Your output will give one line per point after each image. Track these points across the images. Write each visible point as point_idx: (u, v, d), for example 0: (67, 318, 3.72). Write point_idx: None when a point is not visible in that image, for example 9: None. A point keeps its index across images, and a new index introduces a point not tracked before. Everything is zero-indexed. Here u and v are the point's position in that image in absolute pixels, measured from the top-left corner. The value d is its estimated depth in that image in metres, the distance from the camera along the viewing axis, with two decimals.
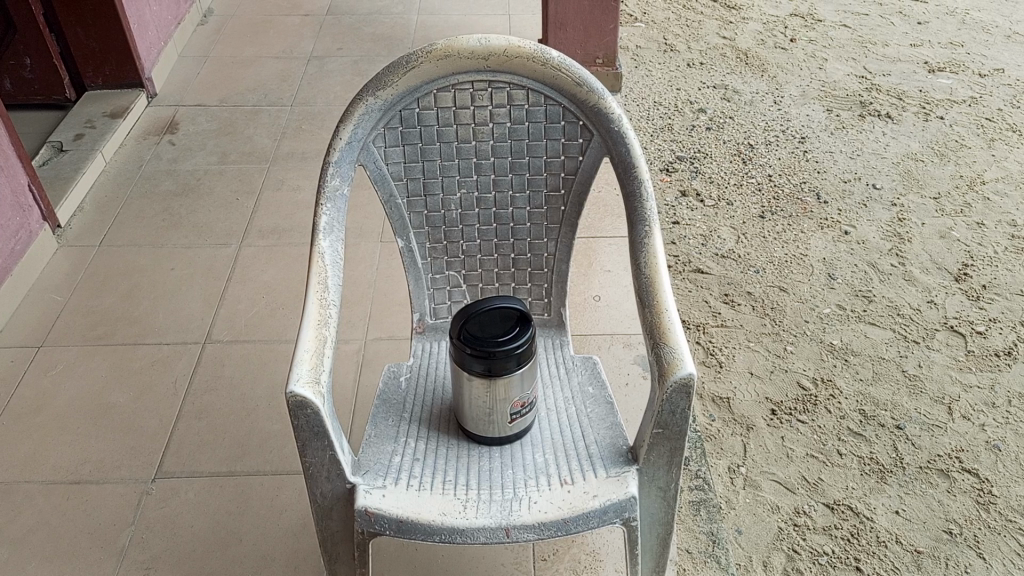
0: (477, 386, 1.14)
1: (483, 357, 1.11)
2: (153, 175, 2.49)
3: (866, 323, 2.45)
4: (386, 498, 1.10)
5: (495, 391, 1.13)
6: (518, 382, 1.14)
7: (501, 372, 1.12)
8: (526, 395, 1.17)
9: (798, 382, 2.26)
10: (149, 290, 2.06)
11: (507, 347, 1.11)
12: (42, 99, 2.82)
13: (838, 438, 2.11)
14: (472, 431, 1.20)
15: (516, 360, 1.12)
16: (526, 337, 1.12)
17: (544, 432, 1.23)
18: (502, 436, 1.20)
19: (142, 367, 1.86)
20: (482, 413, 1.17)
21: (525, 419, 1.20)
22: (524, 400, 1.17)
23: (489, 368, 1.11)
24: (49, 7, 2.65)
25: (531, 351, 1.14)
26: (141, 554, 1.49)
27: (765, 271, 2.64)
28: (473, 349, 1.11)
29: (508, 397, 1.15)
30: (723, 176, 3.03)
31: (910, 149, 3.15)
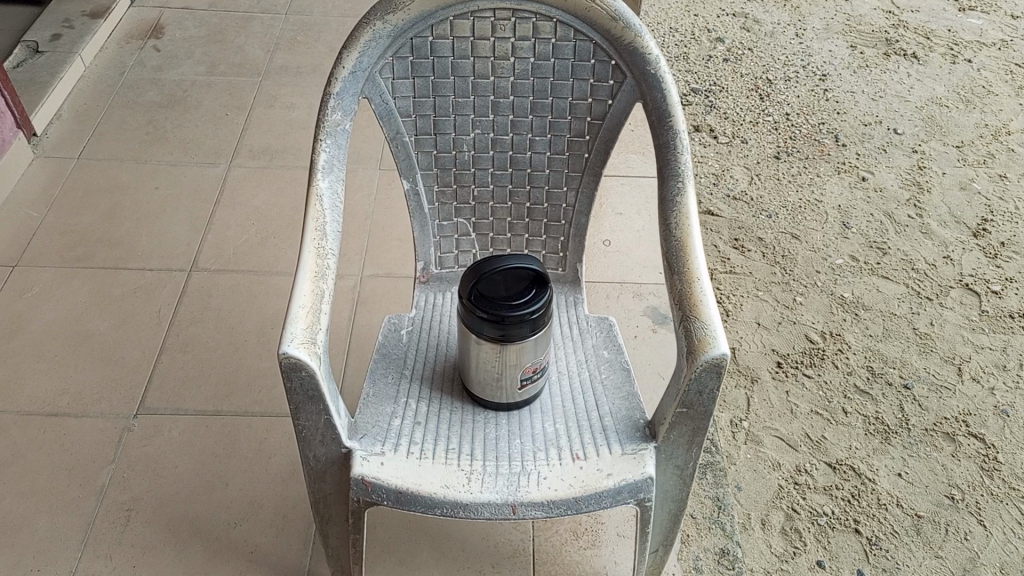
0: (487, 349, 1.04)
1: (499, 322, 1.01)
2: (137, 83, 2.32)
3: (880, 276, 2.38)
4: (385, 467, 1.02)
5: (506, 356, 1.04)
6: (533, 347, 1.05)
7: (516, 338, 1.03)
8: (540, 360, 1.08)
9: (806, 335, 2.20)
10: (131, 211, 1.93)
11: (524, 312, 1.01)
12: None
13: (844, 395, 2.06)
14: (479, 395, 1.11)
15: (532, 325, 1.02)
16: (544, 300, 1.02)
17: (555, 398, 1.14)
18: (509, 401, 1.11)
19: (124, 293, 1.74)
20: (491, 378, 1.08)
21: (534, 384, 1.11)
22: (536, 366, 1.08)
23: (503, 333, 1.02)
24: None
25: (549, 314, 1.04)
26: (121, 495, 1.41)
27: (778, 216, 2.54)
28: (484, 313, 1.01)
29: (520, 361, 1.06)
30: (738, 112, 2.89)
31: (935, 93, 3.00)
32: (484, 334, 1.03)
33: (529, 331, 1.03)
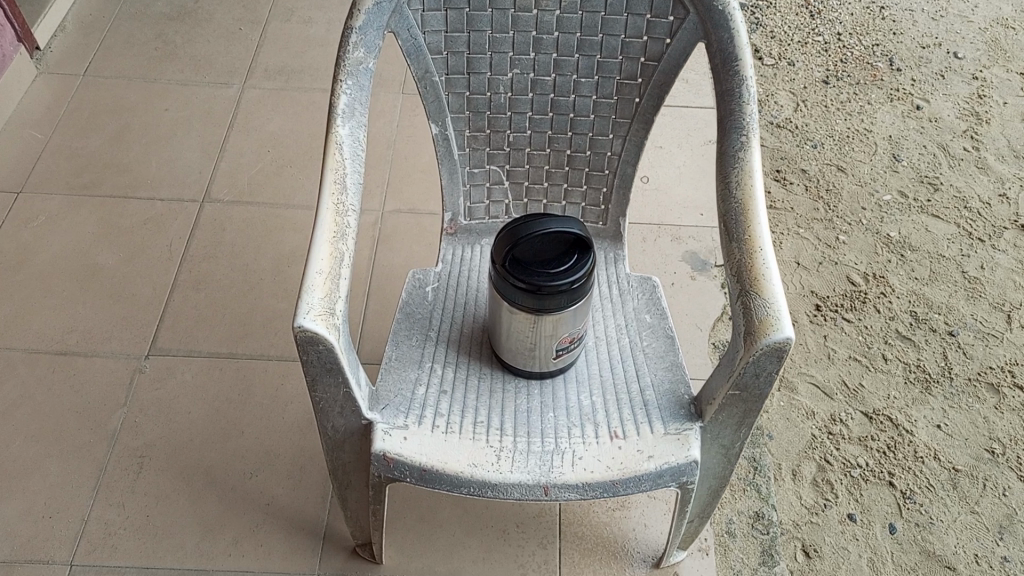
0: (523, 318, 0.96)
1: (537, 291, 0.92)
2: None
3: (929, 214, 2.25)
4: (408, 442, 0.95)
5: (543, 325, 0.96)
6: (573, 317, 0.96)
7: (554, 308, 0.94)
8: (578, 329, 1.00)
9: (848, 276, 2.10)
10: (140, 134, 1.83)
11: (565, 281, 0.92)
12: None
13: (885, 341, 1.97)
14: (510, 363, 1.03)
15: (572, 294, 0.93)
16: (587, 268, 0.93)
17: (593, 367, 1.06)
18: (542, 370, 1.03)
19: (134, 224, 1.66)
20: (525, 347, 0.99)
21: (570, 353, 1.03)
22: (573, 336, 0.99)
23: (542, 303, 0.93)
24: None
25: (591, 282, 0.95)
26: (134, 441, 1.36)
27: (824, 146, 2.39)
28: (522, 279, 0.92)
29: (557, 330, 0.97)
30: (786, 31, 2.69)
31: (1001, 13, 2.77)
32: (521, 302, 0.94)
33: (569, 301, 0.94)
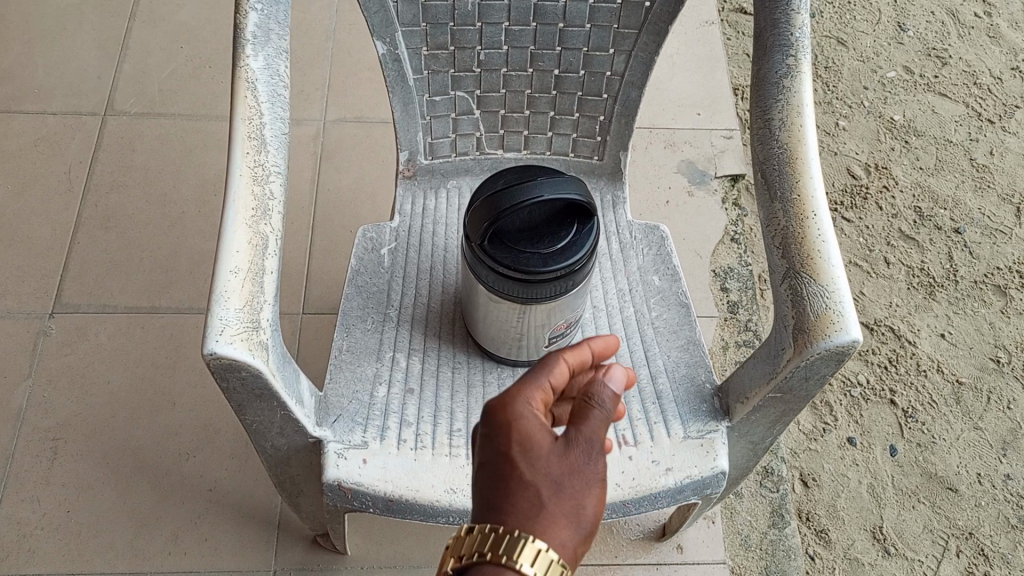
0: (506, 305, 0.75)
1: (525, 279, 0.71)
2: None
3: (936, 93, 2.02)
4: (370, 467, 0.75)
5: (531, 314, 0.75)
6: (569, 303, 0.76)
7: (546, 296, 0.73)
8: (577, 312, 0.79)
9: (849, 169, 1.90)
10: (22, 29, 1.51)
11: (560, 268, 0.70)
12: None
13: (887, 242, 1.80)
14: (491, 349, 0.83)
15: (568, 281, 0.72)
16: (589, 248, 0.72)
17: (592, 346, 0.86)
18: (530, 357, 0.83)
19: (22, 146, 1.37)
20: (510, 334, 0.79)
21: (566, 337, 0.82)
22: (569, 322, 0.79)
23: (530, 291, 0.72)
24: None
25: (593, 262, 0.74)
26: (43, 420, 1.15)
27: (822, 17, 2.13)
28: (504, 265, 0.71)
29: (549, 318, 0.77)
30: None
31: None
32: (504, 289, 0.73)
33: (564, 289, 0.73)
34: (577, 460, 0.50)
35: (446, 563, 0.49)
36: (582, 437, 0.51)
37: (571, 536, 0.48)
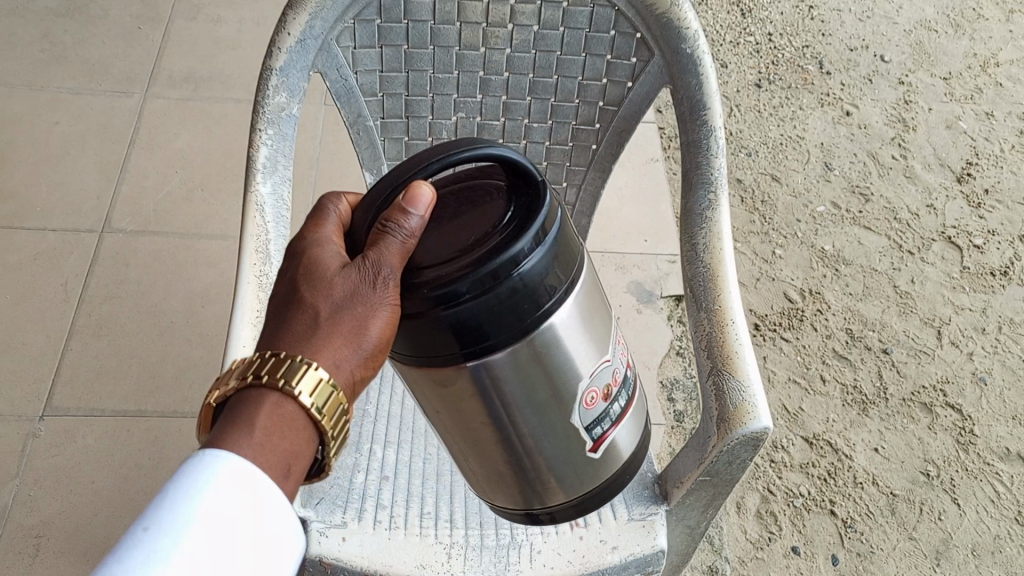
0: (443, 374, 0.66)
1: (451, 309, 0.60)
2: (42, 19, 2.22)
3: (861, 226, 2.31)
4: (349, 545, 0.85)
5: (512, 410, 0.71)
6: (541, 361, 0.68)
7: (493, 339, 0.63)
8: (580, 392, 0.73)
9: (786, 294, 2.13)
10: (30, 155, 1.91)
11: (501, 281, 0.60)
12: None
13: (822, 361, 2.02)
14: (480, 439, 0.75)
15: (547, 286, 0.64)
16: (541, 247, 0.62)
17: (622, 454, 0.79)
18: (524, 482, 0.78)
19: (25, 260, 1.72)
20: (494, 437, 0.74)
21: (577, 446, 0.75)
22: (601, 384, 0.74)
23: (468, 327, 0.61)
24: None
25: (551, 275, 0.64)
26: (30, 518, 1.38)
27: (758, 155, 2.44)
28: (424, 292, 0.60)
29: (532, 400, 0.71)
30: (716, 31, 2.76)
31: (924, 15, 2.93)
32: (432, 339, 0.62)
33: (516, 320, 0.63)
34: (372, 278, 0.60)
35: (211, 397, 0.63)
36: (379, 265, 0.60)
37: (348, 358, 0.62)
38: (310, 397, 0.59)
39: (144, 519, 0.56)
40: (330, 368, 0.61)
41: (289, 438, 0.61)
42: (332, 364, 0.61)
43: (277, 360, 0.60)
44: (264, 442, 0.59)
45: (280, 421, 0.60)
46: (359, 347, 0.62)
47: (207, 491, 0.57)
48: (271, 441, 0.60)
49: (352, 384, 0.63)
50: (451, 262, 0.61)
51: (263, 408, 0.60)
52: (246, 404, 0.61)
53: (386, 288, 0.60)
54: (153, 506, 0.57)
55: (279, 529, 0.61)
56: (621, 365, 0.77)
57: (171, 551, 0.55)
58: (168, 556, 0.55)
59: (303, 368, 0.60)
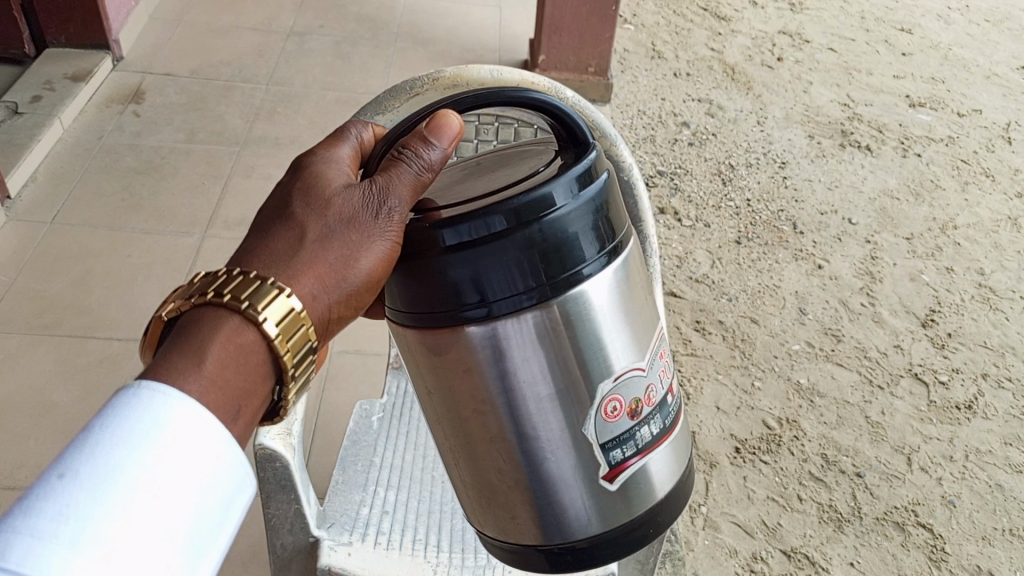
0: (438, 335, 0.72)
1: (462, 250, 0.67)
2: (122, 173, 2.65)
3: (834, 363, 2.53)
4: (352, 559, 1.08)
5: (526, 401, 0.74)
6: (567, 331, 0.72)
7: (507, 294, 0.68)
8: (599, 397, 0.74)
9: (764, 421, 2.33)
10: (101, 279, 2.26)
11: (524, 226, 0.67)
12: (65, 40, 3.23)
13: (799, 481, 2.18)
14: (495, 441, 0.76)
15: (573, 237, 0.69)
16: (577, 200, 0.69)
17: (648, 487, 0.79)
18: (534, 503, 0.78)
19: (91, 363, 2.02)
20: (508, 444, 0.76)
21: (593, 463, 0.75)
22: (628, 384, 0.75)
23: (475, 275, 0.67)
24: (35, 15, 3.20)
25: (584, 233, 0.70)
26: None
27: (738, 300, 2.71)
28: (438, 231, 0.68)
29: (545, 391, 0.73)
30: (701, 195, 3.12)
31: (887, 185, 3.30)
32: (430, 283, 0.70)
33: (538, 276, 0.68)
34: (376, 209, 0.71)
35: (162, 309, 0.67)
36: (388, 197, 0.71)
37: (333, 291, 0.71)
38: (277, 324, 0.66)
39: (59, 465, 0.57)
40: (308, 295, 0.69)
41: (244, 370, 0.65)
42: (312, 292, 0.70)
43: (245, 280, 0.66)
44: (221, 364, 0.64)
45: (236, 350, 0.65)
46: (344, 280, 0.72)
47: (134, 437, 0.59)
48: (221, 373, 0.64)
49: (328, 318, 0.72)
50: (470, 208, 0.69)
51: (220, 335, 0.65)
52: (204, 328, 0.65)
53: (390, 220, 0.71)
54: (75, 450, 0.59)
55: (224, 469, 0.63)
56: (659, 389, 0.78)
57: (86, 504, 0.56)
58: (84, 511, 0.55)
59: (275, 293, 0.67)
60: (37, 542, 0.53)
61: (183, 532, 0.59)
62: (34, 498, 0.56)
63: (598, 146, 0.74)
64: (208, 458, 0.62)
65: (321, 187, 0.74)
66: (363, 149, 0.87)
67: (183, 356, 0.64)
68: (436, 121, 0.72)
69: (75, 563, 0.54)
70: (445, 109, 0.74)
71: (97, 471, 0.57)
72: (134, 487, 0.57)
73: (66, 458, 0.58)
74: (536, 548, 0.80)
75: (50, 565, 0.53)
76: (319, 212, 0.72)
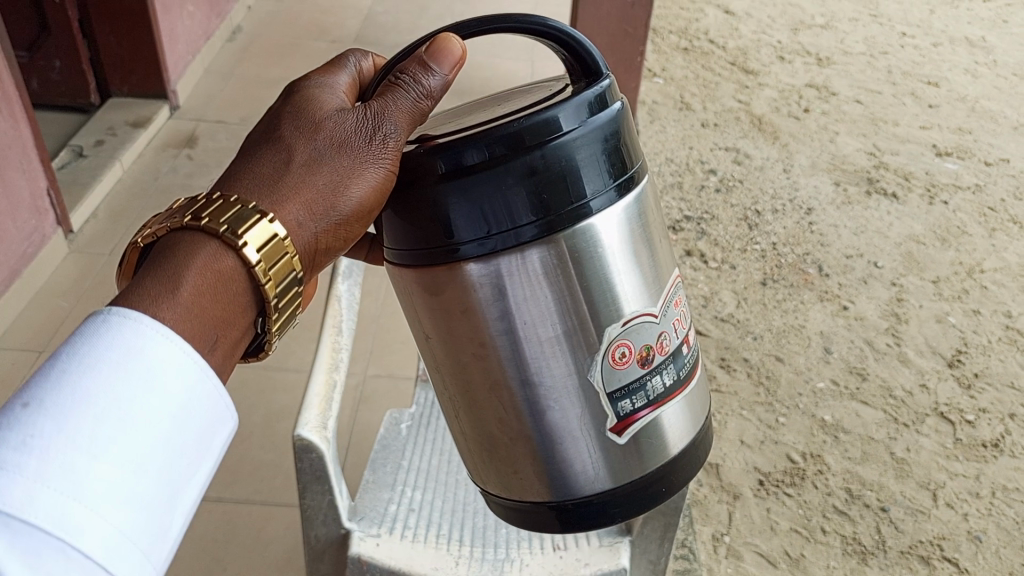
0: (435, 274, 0.81)
1: (467, 175, 0.75)
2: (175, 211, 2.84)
3: (859, 401, 2.55)
4: (381, 548, 1.16)
5: (526, 343, 0.82)
6: (572, 271, 0.79)
7: (511, 220, 0.76)
8: (609, 344, 0.81)
9: (788, 455, 2.36)
10: None
11: (528, 150, 0.74)
12: (128, 90, 3.50)
13: (823, 514, 2.20)
14: (501, 380, 0.84)
15: (575, 154, 0.76)
16: (583, 125, 0.76)
17: (660, 441, 0.86)
18: (543, 460, 0.86)
19: None
20: (517, 397, 0.84)
21: (604, 415, 0.83)
22: (636, 334, 0.82)
23: (476, 199, 0.75)
24: (101, 69, 3.47)
25: (590, 159, 0.77)
26: None
27: (763, 338, 2.76)
28: (443, 158, 0.75)
29: (550, 333, 0.81)
30: (728, 239, 3.20)
31: (913, 231, 3.35)
32: (431, 214, 0.78)
33: (542, 200, 0.75)
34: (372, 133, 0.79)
35: (138, 237, 0.73)
36: (386, 124, 0.80)
37: (321, 222, 0.79)
38: (255, 251, 0.71)
39: (26, 395, 0.60)
40: (294, 221, 0.77)
41: (220, 298, 0.70)
42: (298, 218, 0.77)
43: (228, 205, 0.72)
44: (200, 289, 0.69)
45: (212, 277, 0.70)
46: (333, 209, 0.79)
47: (102, 365, 0.62)
48: (197, 300, 0.69)
49: (315, 247, 0.79)
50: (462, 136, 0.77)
51: (195, 265, 0.69)
52: (185, 252, 0.70)
53: (383, 145, 0.79)
54: (38, 379, 0.62)
55: (200, 390, 0.67)
56: (673, 338, 0.85)
57: (47, 433, 0.59)
58: (51, 440, 0.59)
59: (256, 219, 0.72)
60: (6, 475, 0.57)
61: (145, 458, 0.62)
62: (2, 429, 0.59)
63: (612, 76, 0.82)
64: (173, 383, 0.65)
65: (316, 111, 0.82)
66: (361, 79, 0.94)
67: (159, 286, 0.68)
68: (437, 46, 0.82)
69: (32, 487, 0.57)
70: (448, 35, 0.83)
71: (58, 399, 0.60)
72: (92, 414, 0.60)
73: (33, 387, 0.61)
74: (546, 504, 0.89)
75: (7, 490, 0.56)
76: (313, 135, 0.80)
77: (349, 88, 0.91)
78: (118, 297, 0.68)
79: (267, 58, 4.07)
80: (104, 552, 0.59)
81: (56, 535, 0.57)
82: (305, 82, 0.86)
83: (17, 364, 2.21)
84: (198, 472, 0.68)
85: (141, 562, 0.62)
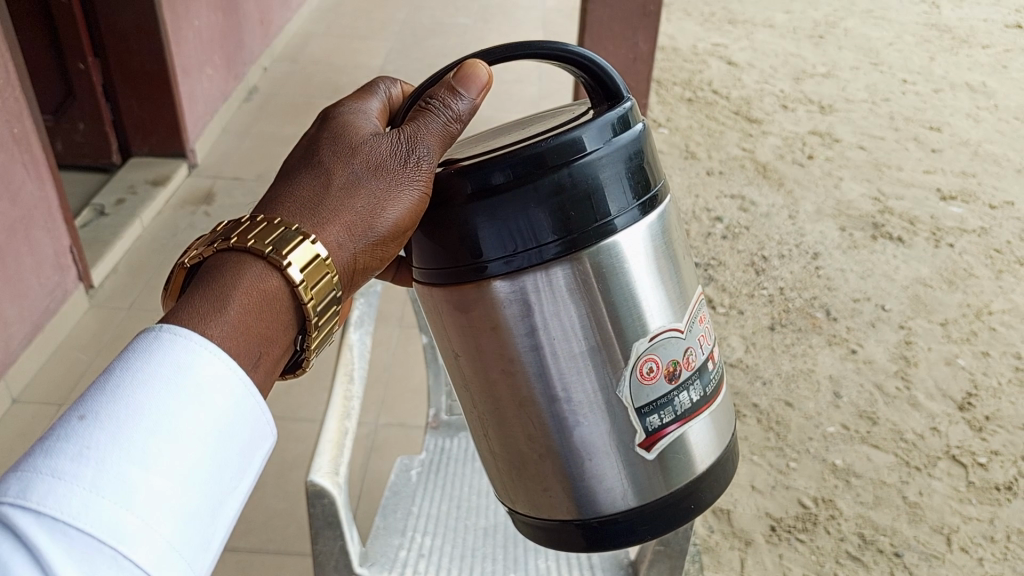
0: (464, 294, 0.85)
1: (493, 195, 0.79)
2: None
3: (870, 444, 2.55)
4: None
5: (554, 358, 0.86)
6: (597, 288, 0.84)
7: (536, 238, 0.80)
8: (637, 360, 0.86)
9: (800, 500, 2.35)
10: None
11: (552, 170, 0.78)
12: (148, 149, 3.61)
13: (836, 559, 2.19)
14: (531, 395, 0.88)
15: (597, 170, 0.80)
16: (607, 146, 0.81)
17: (686, 457, 0.90)
18: (570, 477, 0.90)
19: None
20: (544, 412, 0.88)
21: (632, 430, 0.87)
22: (660, 351, 0.86)
23: (503, 220, 0.80)
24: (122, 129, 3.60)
25: (615, 177, 0.81)
26: None
27: (773, 383, 2.78)
28: (472, 179, 0.80)
29: (578, 349, 0.85)
30: (735, 285, 3.23)
31: (920, 274, 3.37)
32: (460, 234, 0.83)
33: (567, 218, 0.80)
34: (405, 157, 0.84)
35: (183, 258, 0.77)
36: (419, 147, 0.85)
37: (360, 241, 0.83)
38: (298, 270, 0.76)
39: (82, 406, 0.64)
40: (334, 242, 0.81)
41: (265, 317, 0.75)
42: (338, 239, 0.82)
43: (271, 228, 0.77)
44: (245, 307, 0.73)
45: (259, 296, 0.74)
46: (370, 230, 0.84)
47: (155, 376, 0.66)
48: (244, 316, 0.73)
49: (353, 266, 0.84)
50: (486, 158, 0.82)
51: (240, 287, 0.74)
52: (233, 273, 0.75)
53: (418, 168, 0.84)
54: (94, 393, 0.65)
55: (246, 407, 0.71)
56: (699, 355, 0.90)
57: (104, 443, 0.62)
58: (106, 448, 0.62)
59: (298, 240, 0.77)
60: (64, 482, 0.60)
61: (191, 468, 0.66)
62: (59, 439, 0.62)
63: (633, 100, 0.86)
64: (221, 398, 0.69)
65: (353, 136, 0.87)
66: (391, 105, 0.99)
67: (208, 303, 0.72)
68: (465, 73, 0.87)
69: (89, 497, 0.60)
70: (475, 61, 0.88)
71: (112, 410, 0.64)
72: (145, 429, 0.64)
73: (87, 399, 0.65)
74: (573, 523, 0.92)
75: (66, 500, 0.59)
76: (351, 160, 0.85)
77: (380, 112, 0.96)
78: (168, 317, 0.72)
79: (283, 116, 4.20)
80: (152, 560, 0.62)
81: (110, 545, 0.60)
82: (341, 108, 0.91)
83: (38, 418, 2.26)
84: (240, 483, 0.71)
85: (187, 568, 0.65)
